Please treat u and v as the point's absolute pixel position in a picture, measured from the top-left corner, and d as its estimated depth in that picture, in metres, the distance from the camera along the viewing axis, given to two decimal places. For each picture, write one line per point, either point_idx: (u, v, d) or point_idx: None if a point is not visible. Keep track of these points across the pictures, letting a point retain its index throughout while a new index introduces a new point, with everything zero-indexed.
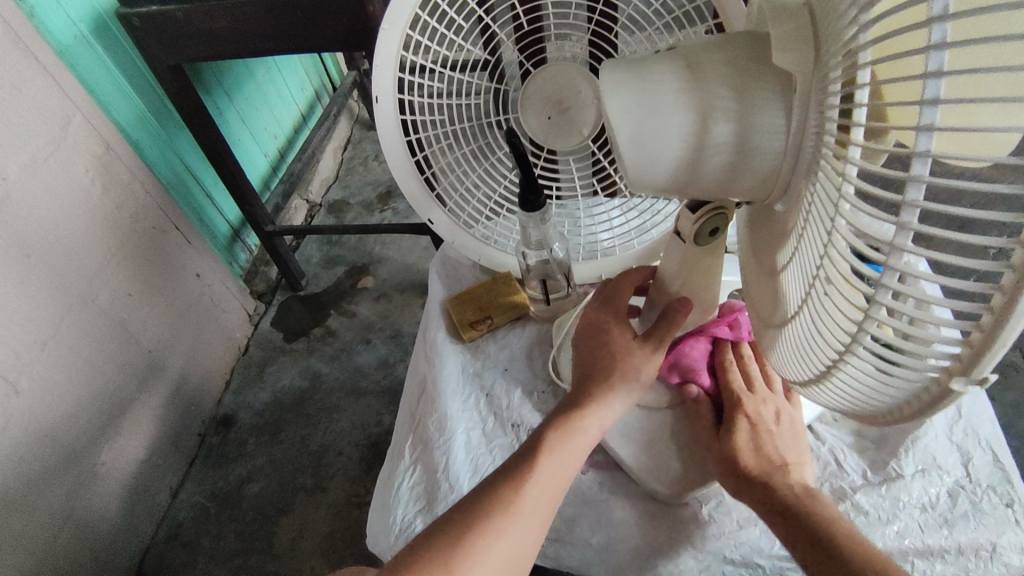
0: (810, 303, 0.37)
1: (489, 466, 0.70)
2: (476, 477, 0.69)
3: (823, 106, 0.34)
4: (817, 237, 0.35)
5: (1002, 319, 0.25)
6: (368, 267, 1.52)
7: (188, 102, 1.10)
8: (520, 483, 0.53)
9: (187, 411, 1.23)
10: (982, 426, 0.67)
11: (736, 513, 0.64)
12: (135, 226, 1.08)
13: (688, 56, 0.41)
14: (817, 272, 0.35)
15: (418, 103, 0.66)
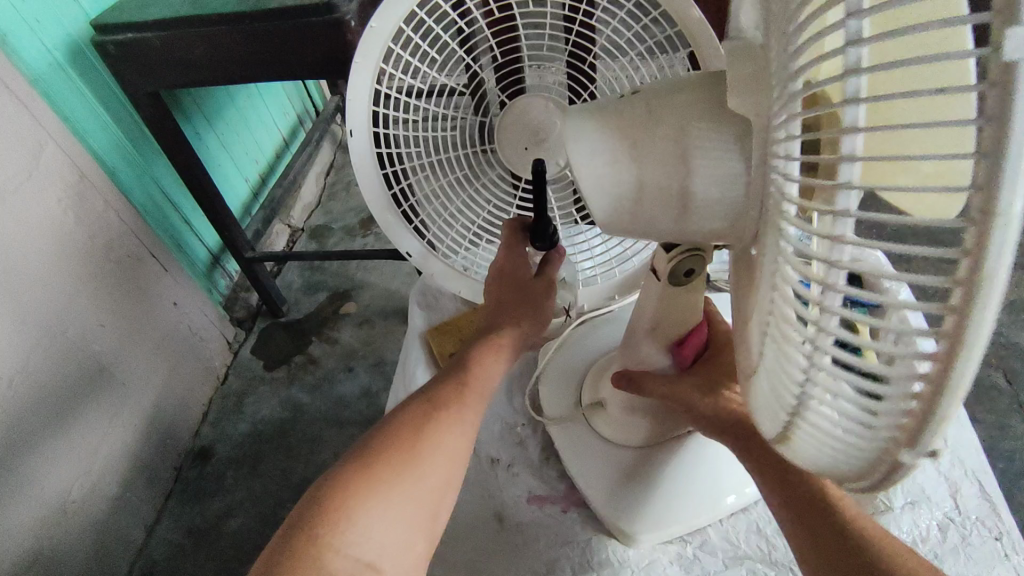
0: (774, 359, 0.37)
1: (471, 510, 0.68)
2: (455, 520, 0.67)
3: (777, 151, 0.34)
4: (776, 298, 0.36)
5: (937, 395, 0.25)
6: (350, 292, 1.50)
7: (165, 129, 1.09)
8: (393, 464, 0.55)
9: (162, 444, 1.20)
10: (969, 457, 0.69)
11: (723, 553, 0.65)
12: (110, 256, 1.06)
13: (654, 98, 0.41)
14: (781, 332, 0.36)
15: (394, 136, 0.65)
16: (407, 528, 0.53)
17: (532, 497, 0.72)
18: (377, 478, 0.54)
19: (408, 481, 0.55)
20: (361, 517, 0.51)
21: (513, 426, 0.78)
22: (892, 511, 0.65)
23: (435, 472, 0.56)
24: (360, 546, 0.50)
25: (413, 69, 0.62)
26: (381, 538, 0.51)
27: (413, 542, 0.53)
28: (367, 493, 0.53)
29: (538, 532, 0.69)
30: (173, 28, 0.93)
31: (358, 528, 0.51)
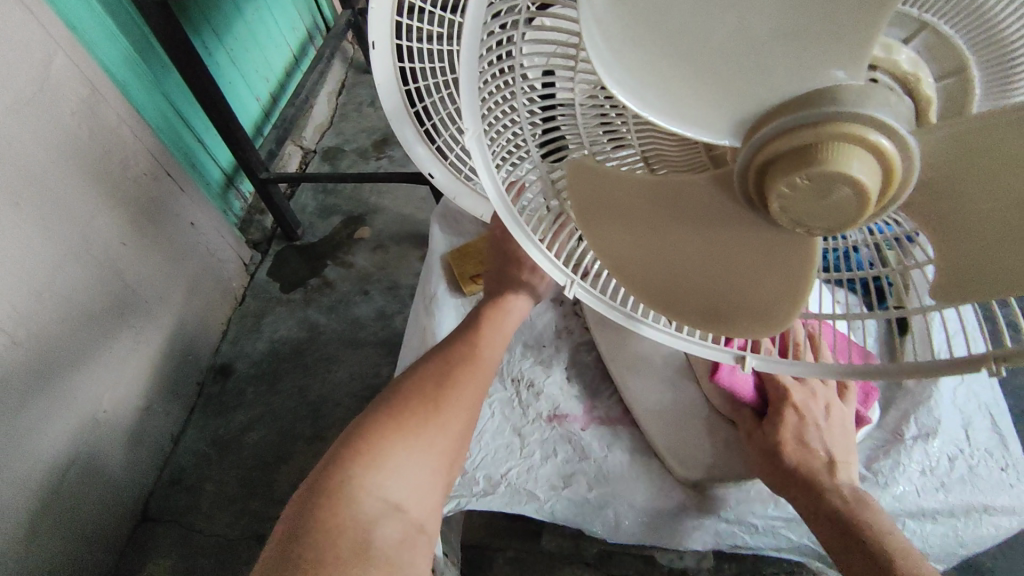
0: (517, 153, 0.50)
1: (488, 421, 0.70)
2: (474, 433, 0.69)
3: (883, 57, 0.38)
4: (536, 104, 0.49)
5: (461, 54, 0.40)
6: (364, 216, 1.49)
7: (175, 41, 1.04)
8: (422, 407, 0.58)
9: (185, 360, 1.23)
10: (982, 393, 0.71)
11: (751, 493, 0.68)
12: (126, 174, 1.04)
13: None
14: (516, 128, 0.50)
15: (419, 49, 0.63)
16: (429, 472, 0.56)
17: (550, 416, 0.74)
18: (407, 421, 0.57)
19: (433, 421, 0.58)
20: (387, 460, 0.54)
21: (534, 346, 0.78)
22: (904, 441, 0.67)
23: (454, 421, 0.59)
24: (393, 485, 0.54)
25: None
26: (407, 480, 0.55)
27: (434, 483, 0.57)
28: (393, 440, 0.56)
29: (554, 448, 0.71)
30: None
31: (388, 467, 0.54)
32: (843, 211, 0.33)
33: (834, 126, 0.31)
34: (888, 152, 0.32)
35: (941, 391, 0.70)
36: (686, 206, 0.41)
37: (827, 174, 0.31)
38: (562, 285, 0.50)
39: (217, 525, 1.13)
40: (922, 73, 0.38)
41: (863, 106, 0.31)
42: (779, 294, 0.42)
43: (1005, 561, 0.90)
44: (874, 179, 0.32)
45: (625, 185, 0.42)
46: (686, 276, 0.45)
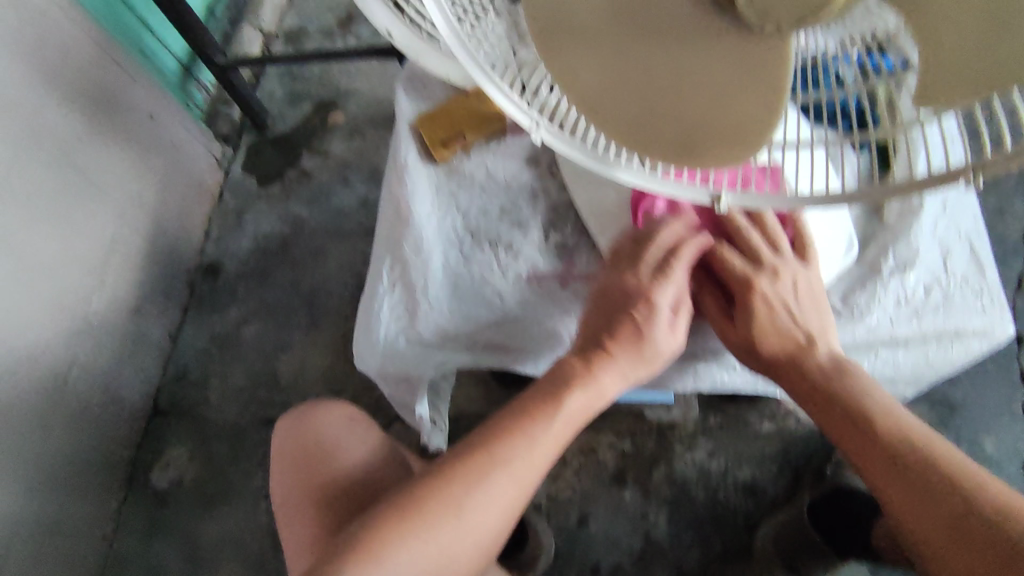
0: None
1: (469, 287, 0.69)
2: (456, 300, 0.68)
3: None
4: None
5: None
6: (336, 100, 1.40)
7: None
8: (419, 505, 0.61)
9: (170, 260, 1.22)
10: (964, 220, 0.69)
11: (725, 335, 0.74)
12: (70, 65, 0.97)
13: None
14: None
15: None
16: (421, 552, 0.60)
17: (529, 278, 0.69)
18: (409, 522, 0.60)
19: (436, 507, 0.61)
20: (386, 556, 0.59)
21: (512, 211, 0.71)
22: (881, 275, 0.67)
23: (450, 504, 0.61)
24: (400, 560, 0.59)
25: None
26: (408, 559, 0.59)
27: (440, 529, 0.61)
28: (393, 540, 0.60)
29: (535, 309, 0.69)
30: None
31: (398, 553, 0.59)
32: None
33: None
34: None
35: (923, 220, 0.68)
36: (642, 15, 0.38)
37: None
38: (527, 129, 0.47)
39: (227, 413, 1.18)
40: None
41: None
42: (757, 106, 0.39)
43: (979, 394, 0.94)
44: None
45: (576, 4, 0.38)
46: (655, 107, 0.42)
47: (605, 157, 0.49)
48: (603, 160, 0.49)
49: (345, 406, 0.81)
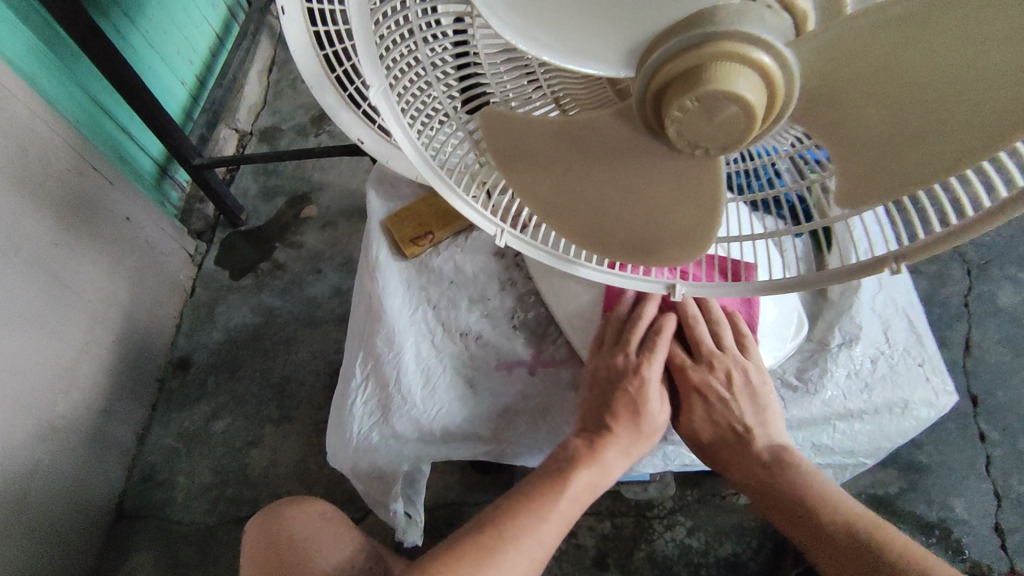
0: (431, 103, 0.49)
1: (442, 377, 0.71)
2: (429, 391, 0.70)
3: None
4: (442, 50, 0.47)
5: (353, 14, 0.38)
6: (309, 194, 1.45)
7: (81, 25, 1.00)
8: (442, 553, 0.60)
9: (140, 356, 1.21)
10: (899, 296, 0.78)
11: None
12: (48, 170, 1.00)
13: None
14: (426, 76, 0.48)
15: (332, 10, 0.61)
16: None
17: (499, 363, 0.73)
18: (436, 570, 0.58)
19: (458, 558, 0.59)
20: None
21: (480, 300, 0.75)
22: (830, 348, 0.74)
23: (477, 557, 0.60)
24: None
25: None
26: None
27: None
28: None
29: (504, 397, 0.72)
30: None
31: None
32: (731, 130, 0.34)
33: (715, 44, 0.31)
34: (768, 69, 0.32)
35: (862, 298, 0.76)
36: (591, 144, 0.42)
37: (714, 92, 0.32)
38: (493, 235, 0.51)
39: (193, 515, 1.14)
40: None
41: (740, 23, 0.31)
42: (697, 221, 0.44)
43: (944, 457, 0.97)
44: (760, 96, 0.32)
45: (534, 125, 0.42)
46: (600, 208, 0.46)
47: (567, 256, 0.54)
48: (565, 258, 0.54)
49: (316, 501, 0.75)
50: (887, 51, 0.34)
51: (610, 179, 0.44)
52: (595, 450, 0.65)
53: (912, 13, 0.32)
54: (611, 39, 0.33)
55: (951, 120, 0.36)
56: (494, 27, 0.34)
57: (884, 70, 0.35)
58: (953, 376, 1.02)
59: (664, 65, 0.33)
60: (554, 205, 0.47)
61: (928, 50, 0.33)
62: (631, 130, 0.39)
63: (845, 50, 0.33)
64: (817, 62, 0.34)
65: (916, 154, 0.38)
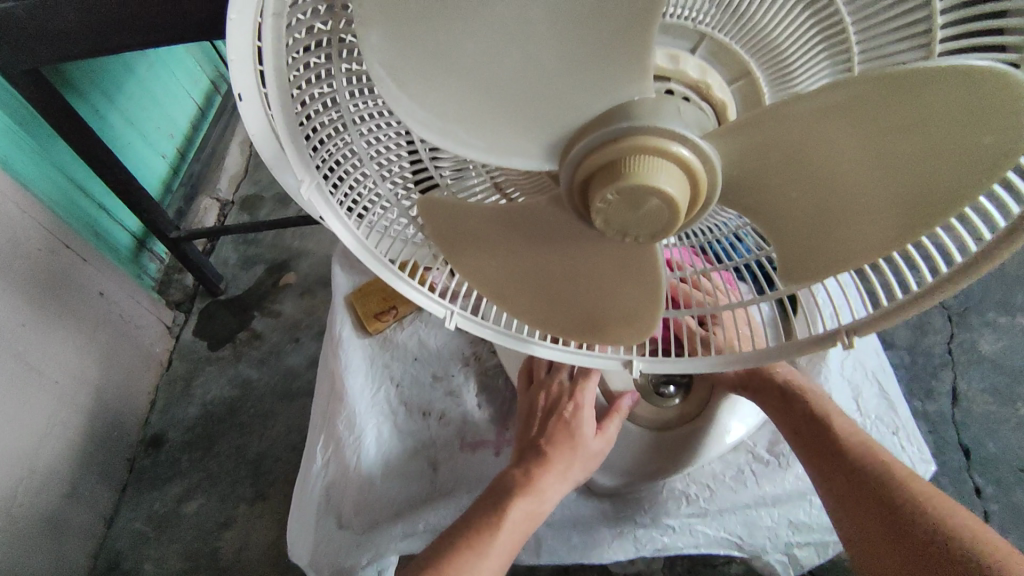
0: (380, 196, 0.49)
1: (401, 459, 0.73)
2: (387, 474, 0.72)
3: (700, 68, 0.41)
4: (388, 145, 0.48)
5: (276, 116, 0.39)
6: (289, 262, 1.45)
7: (57, 109, 1.02)
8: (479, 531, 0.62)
9: (110, 435, 1.18)
10: (869, 361, 0.83)
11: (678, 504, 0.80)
12: (18, 252, 1.00)
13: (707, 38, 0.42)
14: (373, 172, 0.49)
15: None
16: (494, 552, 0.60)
17: (463, 444, 0.74)
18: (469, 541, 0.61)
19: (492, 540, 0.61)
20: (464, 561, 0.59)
21: (445, 377, 0.77)
22: None
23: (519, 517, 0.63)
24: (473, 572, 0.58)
25: None
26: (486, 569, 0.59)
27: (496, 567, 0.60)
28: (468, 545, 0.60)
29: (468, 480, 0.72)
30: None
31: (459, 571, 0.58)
32: (656, 220, 0.34)
33: (631, 138, 0.32)
34: (686, 161, 0.32)
35: (832, 368, 0.82)
36: (531, 228, 0.41)
37: (635, 187, 0.32)
38: (442, 318, 0.50)
39: None
40: (710, 77, 0.41)
41: (657, 118, 0.32)
42: (639, 304, 0.43)
43: None
44: (682, 189, 0.32)
45: (473, 213, 0.41)
46: (540, 295, 0.46)
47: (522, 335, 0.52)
48: (520, 337, 0.52)
49: None
50: (802, 142, 0.35)
51: (555, 268, 0.43)
52: (532, 480, 0.66)
53: (830, 108, 0.32)
54: (533, 137, 0.34)
55: (880, 207, 0.36)
56: (418, 135, 0.34)
57: (816, 152, 0.35)
58: (943, 429, 1.00)
59: (588, 157, 0.33)
60: (502, 294, 0.47)
61: (859, 139, 0.34)
62: (566, 216, 0.39)
63: (779, 130, 0.34)
64: (735, 150, 0.35)
65: (847, 234, 0.39)
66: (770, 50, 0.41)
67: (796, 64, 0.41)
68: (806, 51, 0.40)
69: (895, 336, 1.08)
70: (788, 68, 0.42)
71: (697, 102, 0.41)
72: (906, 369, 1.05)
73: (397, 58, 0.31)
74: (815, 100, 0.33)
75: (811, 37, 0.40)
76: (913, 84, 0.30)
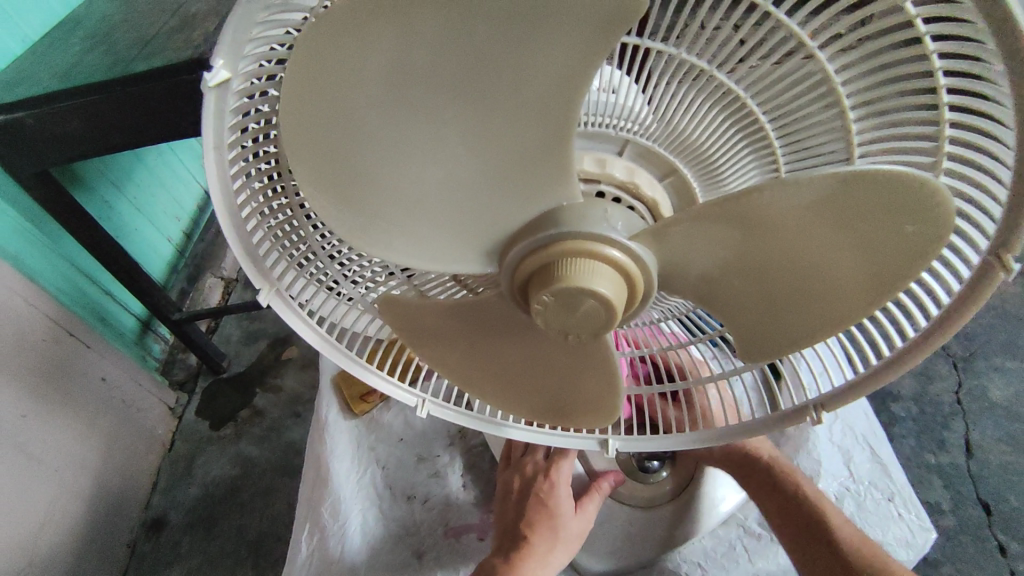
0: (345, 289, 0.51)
1: (386, 544, 0.72)
2: (371, 561, 0.70)
3: (627, 170, 0.42)
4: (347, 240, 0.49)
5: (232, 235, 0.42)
6: (290, 336, 1.46)
7: (63, 206, 1.07)
8: None
9: (110, 524, 1.17)
10: (857, 424, 0.85)
11: None
12: (23, 345, 1.02)
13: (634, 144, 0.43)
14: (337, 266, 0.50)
15: None
16: None
17: (447, 531, 0.74)
18: None
19: None
20: None
21: (429, 458, 0.78)
22: None
23: None
24: None
25: None
26: None
27: None
28: None
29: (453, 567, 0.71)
30: (45, 104, 0.91)
31: None
32: (598, 318, 0.35)
33: (562, 245, 0.34)
34: (618, 261, 0.34)
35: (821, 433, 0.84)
36: (483, 323, 0.42)
37: (568, 289, 0.34)
38: (414, 407, 0.51)
39: None
40: (638, 177, 0.42)
41: (583, 225, 0.34)
42: (599, 392, 0.43)
43: None
44: (616, 289, 0.34)
45: (426, 311, 0.42)
46: (506, 389, 0.46)
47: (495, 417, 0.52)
48: (493, 421, 0.52)
49: None
50: (732, 239, 0.35)
51: (513, 360, 0.44)
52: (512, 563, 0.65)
53: (752, 210, 0.33)
54: (470, 244, 0.37)
55: (828, 288, 0.37)
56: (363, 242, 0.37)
57: (756, 248, 0.35)
58: (958, 482, 0.96)
59: (528, 258, 0.35)
60: (469, 384, 0.47)
61: (799, 233, 0.34)
62: (515, 313, 0.40)
63: (715, 230, 0.35)
64: (677, 244, 0.35)
65: (799, 313, 0.39)
66: (702, 156, 0.43)
67: (722, 164, 0.43)
68: (732, 151, 0.42)
69: (901, 386, 1.05)
70: (717, 169, 0.43)
71: (625, 201, 0.42)
72: (914, 419, 1.02)
73: (339, 184, 0.34)
74: (738, 203, 0.33)
75: (734, 138, 0.41)
76: (843, 187, 0.31)
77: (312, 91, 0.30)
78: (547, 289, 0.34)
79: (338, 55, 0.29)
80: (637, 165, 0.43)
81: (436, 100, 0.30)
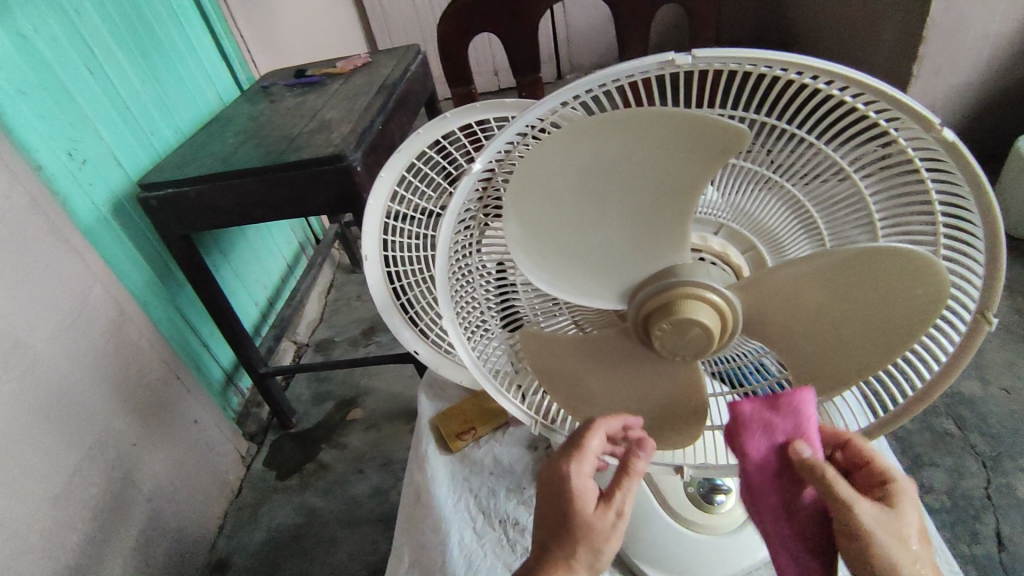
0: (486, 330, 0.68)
1: (483, 560, 0.80)
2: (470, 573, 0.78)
3: (721, 246, 0.59)
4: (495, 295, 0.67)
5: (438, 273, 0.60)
6: (356, 399, 1.62)
7: (193, 265, 1.26)
8: None
9: (182, 559, 1.25)
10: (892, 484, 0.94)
11: None
12: (143, 380, 1.18)
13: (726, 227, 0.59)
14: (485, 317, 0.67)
15: (397, 243, 0.83)
16: None
17: None
18: None
19: None
20: None
21: (517, 491, 0.87)
22: None
23: None
24: None
25: (413, 190, 0.83)
26: None
27: None
28: None
29: None
30: (208, 183, 1.12)
31: None
32: (703, 343, 0.50)
33: (676, 290, 0.49)
34: (718, 304, 0.49)
35: None
36: (600, 353, 0.57)
37: (683, 320, 0.48)
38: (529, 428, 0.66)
39: None
40: (729, 251, 0.59)
41: (691, 275, 0.49)
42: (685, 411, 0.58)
43: None
44: (715, 323, 0.49)
45: (555, 345, 0.58)
46: (612, 409, 0.59)
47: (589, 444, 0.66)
48: (589, 446, 0.66)
49: None
50: (788, 295, 0.51)
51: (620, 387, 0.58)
52: None
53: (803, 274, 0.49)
54: (604, 288, 0.53)
55: (862, 334, 0.52)
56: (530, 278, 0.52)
57: (803, 301, 0.51)
58: (992, 572, 1.00)
59: (648, 298, 0.50)
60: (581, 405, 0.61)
61: (830, 291, 0.50)
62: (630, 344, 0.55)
63: (765, 292, 0.51)
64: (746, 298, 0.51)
65: (840, 355, 0.53)
66: (768, 234, 0.59)
67: (786, 240, 0.58)
68: (791, 230, 0.58)
69: (932, 479, 1.13)
70: (780, 242, 0.59)
71: (720, 266, 0.58)
72: (947, 511, 1.09)
73: (529, 237, 0.50)
74: (790, 269, 0.49)
75: (794, 221, 0.57)
76: (858, 258, 0.47)
77: (541, 166, 0.46)
78: (666, 320, 0.49)
79: (557, 155, 0.45)
80: (729, 242, 0.59)
81: (615, 183, 0.46)
